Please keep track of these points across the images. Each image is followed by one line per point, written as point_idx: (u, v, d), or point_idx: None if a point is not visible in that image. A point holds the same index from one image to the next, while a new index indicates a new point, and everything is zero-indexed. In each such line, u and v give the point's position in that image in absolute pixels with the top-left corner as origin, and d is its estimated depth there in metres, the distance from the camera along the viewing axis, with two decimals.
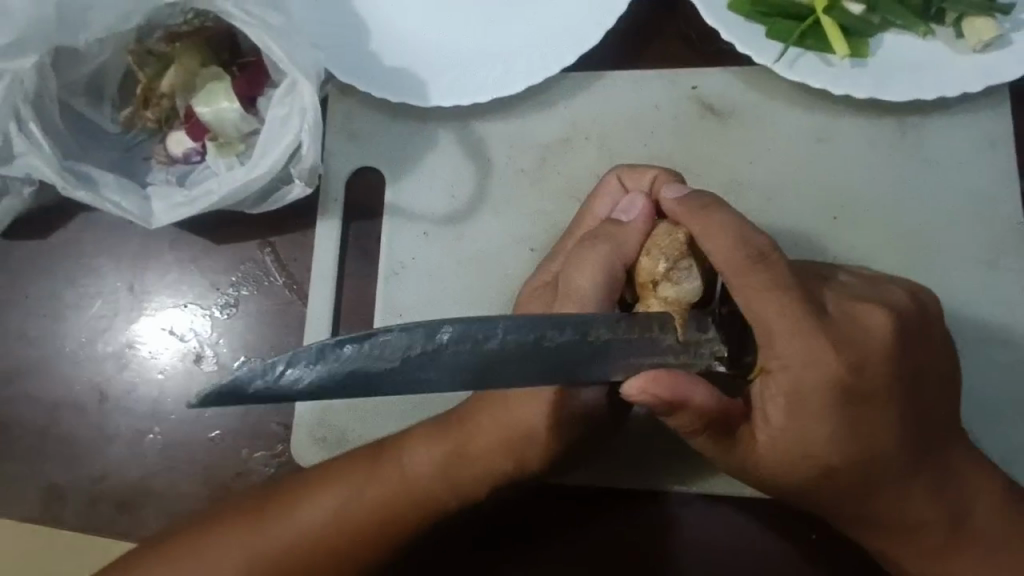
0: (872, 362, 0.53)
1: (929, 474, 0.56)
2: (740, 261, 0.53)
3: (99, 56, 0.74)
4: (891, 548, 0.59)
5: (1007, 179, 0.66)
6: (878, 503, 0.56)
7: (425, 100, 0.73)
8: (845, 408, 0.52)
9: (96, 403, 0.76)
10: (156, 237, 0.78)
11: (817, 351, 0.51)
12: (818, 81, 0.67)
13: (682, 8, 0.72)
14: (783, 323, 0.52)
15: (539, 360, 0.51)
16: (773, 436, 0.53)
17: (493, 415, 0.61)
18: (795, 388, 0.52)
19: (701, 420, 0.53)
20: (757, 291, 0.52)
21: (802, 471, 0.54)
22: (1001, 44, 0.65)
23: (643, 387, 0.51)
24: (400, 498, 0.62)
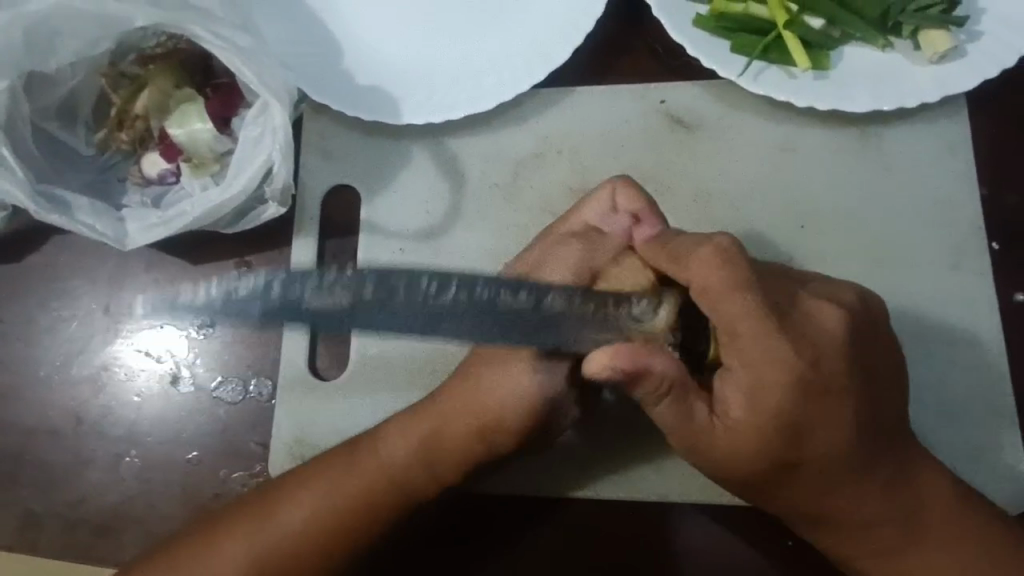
0: (829, 358, 0.55)
1: (883, 472, 0.58)
2: (710, 264, 0.54)
3: (71, 80, 0.75)
4: (848, 550, 0.60)
5: (967, 184, 0.68)
6: (834, 498, 0.58)
7: (397, 117, 0.74)
8: (802, 402, 0.54)
9: (72, 428, 0.75)
10: (132, 259, 0.78)
11: (775, 348, 0.53)
12: (782, 93, 0.68)
13: (648, 25, 0.74)
14: (742, 323, 0.53)
15: (481, 322, 0.58)
16: (733, 429, 0.55)
17: (469, 396, 0.63)
18: (755, 384, 0.54)
19: (667, 390, 0.55)
20: (720, 293, 0.53)
21: (761, 462, 0.56)
22: (956, 55, 0.67)
23: (604, 361, 0.54)
24: (377, 484, 0.62)
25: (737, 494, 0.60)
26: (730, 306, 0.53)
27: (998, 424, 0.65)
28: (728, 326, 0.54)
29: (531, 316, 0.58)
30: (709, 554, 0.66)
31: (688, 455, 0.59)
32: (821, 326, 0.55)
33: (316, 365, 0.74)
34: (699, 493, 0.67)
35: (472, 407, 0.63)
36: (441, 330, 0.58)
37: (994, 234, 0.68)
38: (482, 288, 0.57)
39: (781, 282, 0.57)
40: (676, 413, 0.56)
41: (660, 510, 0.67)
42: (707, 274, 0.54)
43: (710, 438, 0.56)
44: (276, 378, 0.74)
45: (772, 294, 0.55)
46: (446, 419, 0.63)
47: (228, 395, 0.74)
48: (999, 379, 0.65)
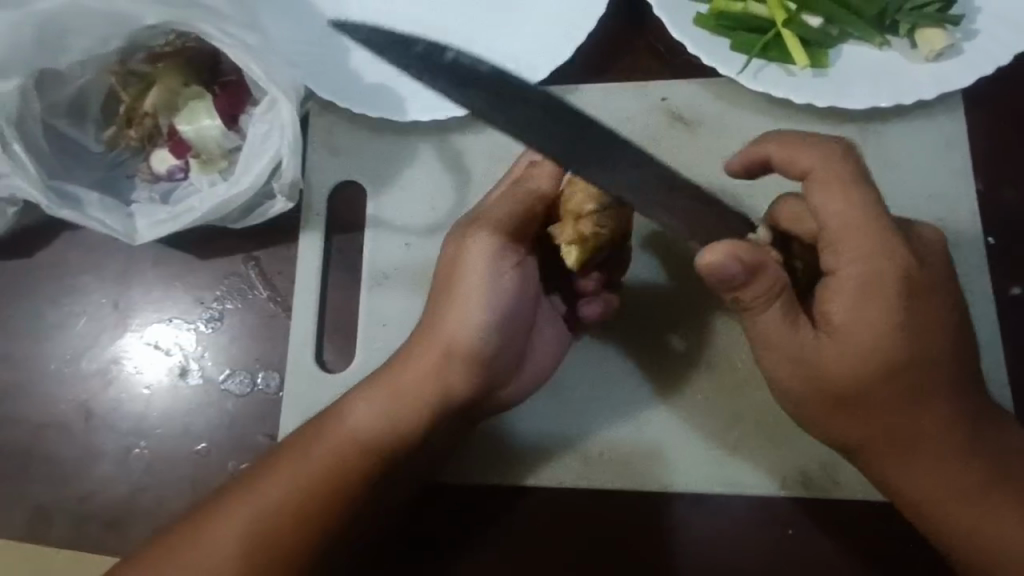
0: (932, 266, 0.57)
1: (972, 400, 0.57)
2: (831, 165, 0.56)
3: (81, 77, 0.77)
4: (935, 488, 0.57)
5: (963, 179, 0.69)
6: (925, 429, 0.56)
7: (403, 113, 0.75)
8: (908, 305, 0.55)
9: (82, 421, 0.76)
10: (141, 255, 0.79)
11: (885, 244, 0.54)
12: (781, 90, 0.69)
13: (649, 24, 0.75)
14: (857, 214, 0.54)
15: (517, 100, 0.59)
16: (839, 338, 0.55)
17: (422, 345, 0.63)
18: (862, 288, 0.55)
19: (776, 293, 0.55)
20: (838, 191, 0.55)
21: (859, 372, 0.55)
22: (952, 53, 0.68)
23: (726, 252, 0.54)
24: (348, 447, 0.63)
25: (825, 422, 0.59)
26: (840, 205, 0.55)
27: None
28: (838, 221, 0.55)
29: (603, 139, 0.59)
30: (710, 544, 0.67)
31: (790, 364, 0.57)
32: (926, 238, 0.58)
33: (323, 358, 0.76)
34: (700, 481, 0.68)
35: (426, 352, 0.62)
36: (482, 102, 0.58)
37: (990, 228, 0.69)
38: (534, 95, 0.59)
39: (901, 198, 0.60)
40: (783, 317, 0.56)
41: (662, 499, 0.68)
42: (822, 166, 0.56)
43: (812, 350, 0.56)
44: (283, 371, 0.75)
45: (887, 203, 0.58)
46: (405, 368, 0.63)
47: (236, 388, 0.75)
48: (996, 370, 0.66)
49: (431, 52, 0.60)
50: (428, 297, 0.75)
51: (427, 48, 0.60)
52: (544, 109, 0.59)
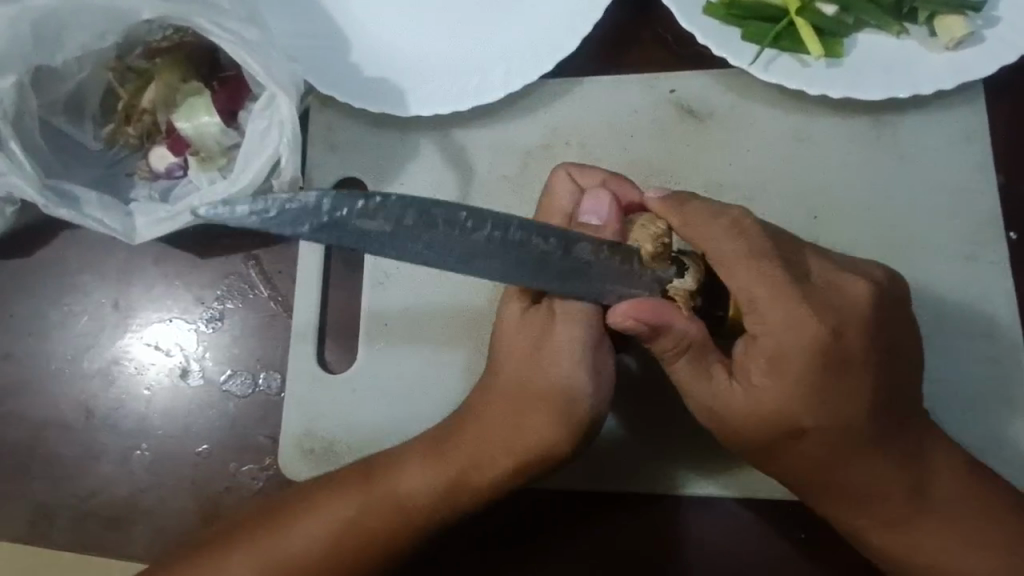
0: (854, 326, 0.54)
1: (901, 446, 0.57)
2: (720, 237, 0.56)
3: (77, 74, 0.75)
4: (866, 524, 0.58)
5: (983, 173, 0.67)
6: (850, 473, 0.56)
7: (405, 109, 0.73)
8: (825, 368, 0.54)
9: (84, 421, 0.75)
10: (141, 253, 0.78)
11: (795, 311, 0.53)
12: (794, 82, 0.67)
13: (658, 14, 0.73)
14: (760, 292, 0.54)
15: (465, 259, 0.55)
16: (756, 397, 0.54)
17: (499, 420, 0.61)
18: (776, 351, 0.54)
19: (685, 348, 0.56)
20: (737, 261, 0.55)
21: (779, 430, 0.55)
22: (973, 41, 0.66)
23: (628, 313, 0.54)
24: (396, 519, 0.61)
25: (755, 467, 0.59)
26: (743, 275, 0.55)
27: (1015, 415, 0.64)
28: (747, 296, 0.55)
29: (539, 248, 0.56)
30: (700, 545, 0.66)
31: (706, 414, 0.57)
32: (845, 295, 0.55)
33: (325, 359, 0.74)
34: (692, 482, 0.66)
35: (509, 442, 0.60)
36: (414, 251, 0.54)
37: (1012, 223, 0.66)
38: (479, 223, 0.55)
39: (807, 250, 0.57)
40: (694, 374, 0.56)
41: (654, 500, 0.66)
42: (709, 232, 0.56)
43: (728, 407, 0.56)
44: (285, 372, 0.74)
45: (797, 264, 0.56)
46: (476, 452, 0.61)
47: (238, 388, 0.74)
48: (1017, 370, 0.64)
49: (350, 214, 0.52)
50: (431, 294, 0.73)
51: (334, 200, 0.52)
52: (470, 222, 0.55)
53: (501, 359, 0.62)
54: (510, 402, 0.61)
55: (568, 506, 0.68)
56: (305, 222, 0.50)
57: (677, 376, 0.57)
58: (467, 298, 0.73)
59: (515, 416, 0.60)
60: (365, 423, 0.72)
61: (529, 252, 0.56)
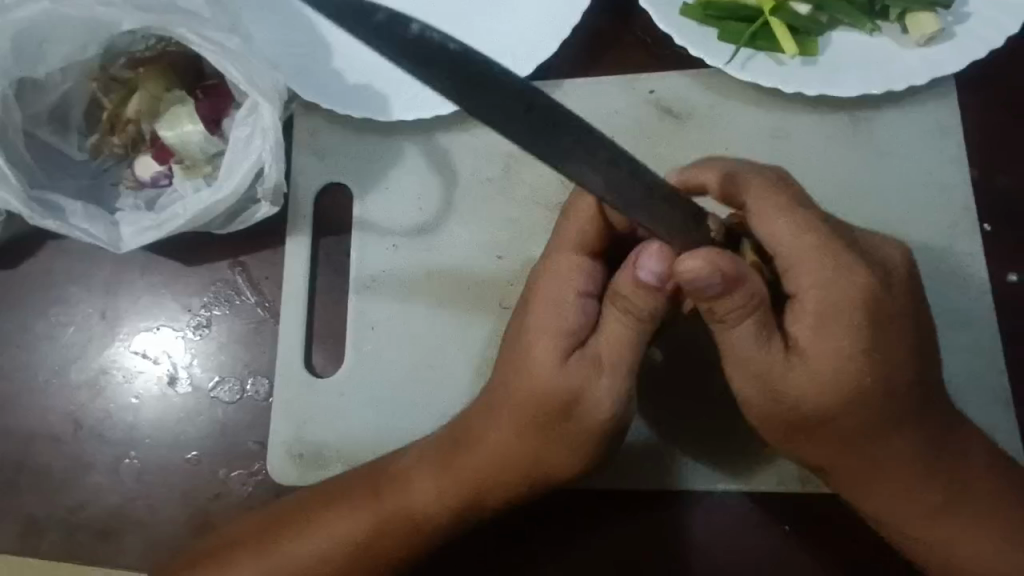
0: (895, 288, 0.56)
1: (937, 419, 0.58)
2: (767, 192, 0.56)
3: (61, 85, 0.76)
4: (897, 503, 0.58)
5: (957, 166, 0.68)
6: (891, 441, 0.56)
7: (388, 113, 0.74)
8: (871, 328, 0.53)
9: (72, 431, 0.76)
10: (127, 263, 0.78)
11: (842, 266, 0.54)
12: (770, 81, 0.68)
13: (636, 17, 0.74)
14: (802, 241, 0.55)
15: None
16: (807, 360, 0.54)
17: (509, 428, 0.60)
18: (827, 308, 0.54)
19: (751, 309, 0.52)
20: (783, 214, 0.55)
21: (832, 393, 0.54)
22: (943, 37, 0.67)
23: (705, 265, 0.49)
24: (401, 523, 0.62)
25: (796, 433, 0.57)
26: (787, 228, 0.55)
27: (994, 404, 0.65)
28: (789, 249, 0.55)
29: None
30: (713, 542, 0.66)
31: (754, 380, 0.55)
32: (884, 259, 0.57)
33: (313, 363, 0.75)
34: (712, 480, 0.67)
35: (515, 459, 0.60)
36: None
37: (986, 215, 0.67)
38: None
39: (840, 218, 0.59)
40: (751, 336, 0.53)
41: (666, 497, 0.67)
42: (755, 187, 0.57)
43: (782, 375, 0.54)
44: (273, 377, 0.74)
45: (839, 228, 0.57)
46: (485, 466, 0.61)
47: (226, 395, 0.75)
48: (994, 359, 0.65)
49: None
50: (419, 297, 0.74)
51: None
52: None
53: (513, 378, 0.59)
54: (523, 425, 0.59)
55: (577, 508, 0.68)
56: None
57: (727, 338, 0.54)
58: (454, 300, 0.73)
59: (524, 438, 0.59)
60: (353, 425, 0.72)
61: None
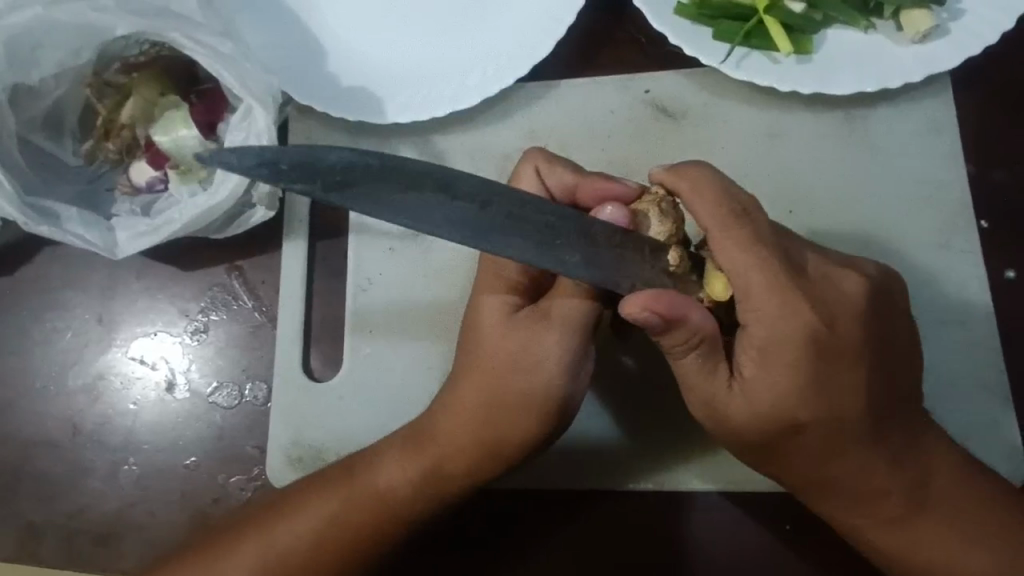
0: (846, 320, 0.55)
1: (896, 438, 0.58)
2: (723, 218, 0.53)
3: (55, 91, 0.75)
4: (861, 521, 0.58)
5: (952, 163, 0.68)
6: (844, 465, 0.57)
7: (382, 116, 0.73)
8: (816, 362, 0.53)
9: (70, 438, 0.75)
10: (123, 268, 0.78)
11: (790, 301, 0.53)
12: (765, 79, 0.68)
13: (631, 17, 0.74)
14: (757, 277, 0.53)
15: (480, 233, 0.51)
16: (750, 394, 0.54)
17: (473, 410, 0.60)
18: (768, 343, 0.53)
19: (697, 344, 0.53)
20: (734, 248, 0.53)
21: (775, 426, 0.54)
22: (938, 34, 0.67)
23: (645, 304, 0.50)
24: (374, 520, 0.61)
25: (747, 459, 0.59)
26: (736, 261, 0.53)
27: (991, 400, 0.65)
28: (740, 283, 0.53)
29: (556, 226, 0.53)
30: (710, 544, 0.66)
31: (705, 413, 0.56)
32: (839, 289, 0.56)
33: (310, 367, 0.75)
34: (698, 482, 0.67)
35: (481, 438, 0.60)
36: (423, 218, 0.50)
37: (982, 212, 0.68)
38: (495, 197, 0.52)
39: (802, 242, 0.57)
40: (698, 369, 0.54)
41: (660, 500, 0.67)
42: (709, 212, 0.54)
43: (724, 405, 0.55)
44: (270, 381, 0.74)
45: (796, 257, 0.56)
46: (450, 448, 0.61)
47: (224, 400, 0.74)
48: (991, 355, 0.65)
49: (361, 174, 0.50)
50: (417, 299, 0.74)
51: (349, 160, 0.49)
52: (487, 196, 0.52)
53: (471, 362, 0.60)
54: (481, 406, 0.60)
55: (574, 510, 0.68)
56: (318, 178, 0.49)
57: (680, 368, 0.55)
58: (451, 302, 0.73)
59: (482, 415, 0.60)
60: (351, 429, 0.72)
61: (549, 235, 0.52)
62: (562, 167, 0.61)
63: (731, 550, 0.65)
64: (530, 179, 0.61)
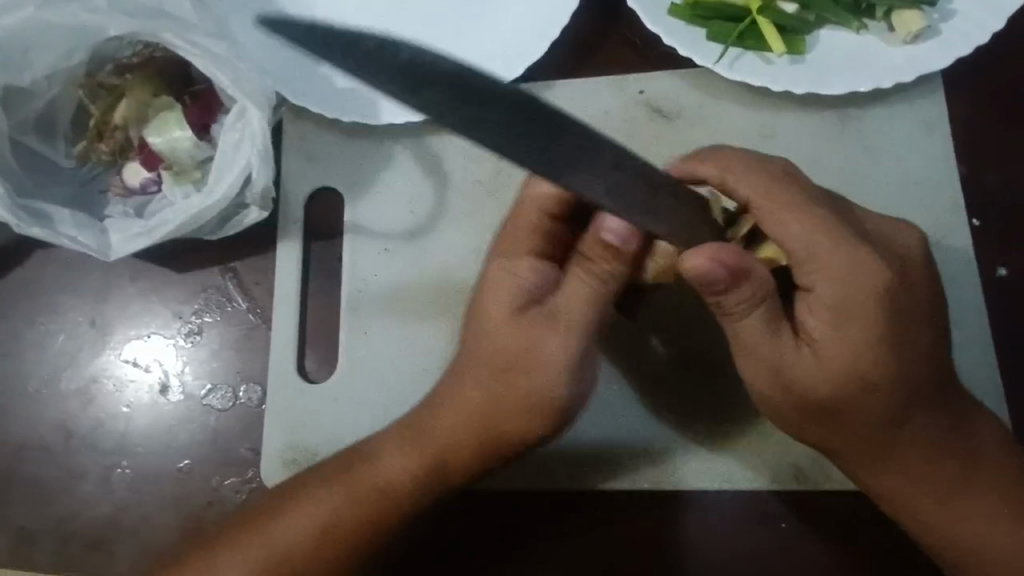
0: (911, 282, 0.56)
1: (952, 402, 0.58)
2: (773, 184, 0.56)
3: (47, 92, 0.75)
4: (912, 490, 0.58)
5: (945, 162, 0.68)
6: (907, 427, 0.57)
7: (378, 117, 0.73)
8: (889, 321, 0.54)
9: (62, 442, 0.75)
10: (116, 271, 0.78)
11: (862, 261, 0.53)
12: (757, 79, 0.68)
13: (625, 17, 0.74)
14: (823, 242, 0.53)
15: None
16: (821, 356, 0.54)
17: (473, 400, 0.60)
18: (837, 303, 0.53)
19: (759, 301, 0.53)
20: (795, 212, 0.54)
21: (840, 385, 0.54)
22: (929, 34, 0.67)
23: (711, 258, 0.51)
24: (388, 502, 0.62)
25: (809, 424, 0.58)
26: (798, 223, 0.54)
27: (985, 396, 0.65)
28: (807, 246, 0.53)
29: None
30: (711, 544, 0.66)
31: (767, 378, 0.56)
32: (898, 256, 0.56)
33: (305, 368, 0.75)
34: (705, 479, 0.66)
35: (483, 426, 0.60)
36: None
37: (974, 211, 0.68)
38: None
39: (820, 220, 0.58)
40: (760, 330, 0.54)
41: (657, 500, 0.67)
42: (755, 179, 0.56)
43: (785, 365, 0.55)
44: (265, 383, 0.74)
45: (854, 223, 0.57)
46: (453, 437, 0.61)
47: (218, 402, 0.74)
48: (984, 354, 0.66)
49: None
50: (414, 298, 0.74)
51: None
52: None
53: (479, 357, 0.60)
54: (483, 398, 0.60)
55: (574, 512, 0.68)
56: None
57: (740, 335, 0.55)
58: (445, 305, 0.73)
59: (489, 404, 0.59)
60: (346, 430, 0.72)
61: None
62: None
63: (733, 550, 0.65)
64: None
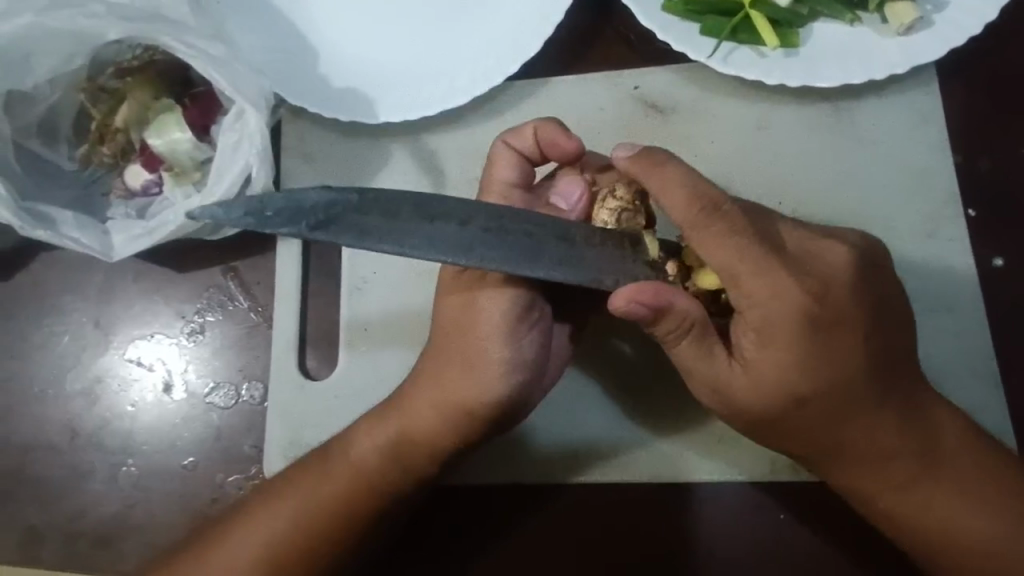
0: (835, 291, 0.55)
1: (898, 401, 0.58)
2: (696, 211, 0.53)
3: (49, 97, 0.76)
4: (865, 485, 0.58)
5: (940, 153, 0.69)
6: (851, 430, 0.57)
7: (374, 116, 0.74)
8: (814, 333, 0.54)
9: (68, 441, 0.76)
10: (119, 271, 0.79)
11: (779, 279, 0.53)
12: (751, 72, 0.69)
13: (619, 13, 0.74)
14: (740, 266, 0.53)
15: (467, 248, 0.52)
16: (750, 372, 0.55)
17: (433, 384, 0.62)
18: (763, 320, 0.53)
19: (687, 329, 0.54)
20: (717, 239, 0.53)
21: (776, 399, 0.55)
22: (922, 25, 0.67)
23: (629, 298, 0.52)
24: (354, 495, 0.63)
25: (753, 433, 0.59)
26: (724, 246, 0.53)
27: (981, 386, 0.65)
28: (727, 268, 0.53)
29: (536, 234, 0.54)
30: (710, 533, 0.66)
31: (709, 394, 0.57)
32: (825, 262, 0.56)
33: (306, 366, 0.75)
34: (703, 469, 0.67)
35: (440, 407, 0.61)
36: (409, 242, 0.51)
37: (970, 201, 0.68)
38: (475, 211, 0.53)
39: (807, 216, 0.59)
40: (696, 354, 0.55)
41: (658, 490, 0.67)
42: (684, 205, 0.54)
43: (727, 382, 0.56)
44: (267, 381, 0.75)
45: (775, 238, 0.56)
46: (416, 420, 0.63)
47: (221, 400, 0.75)
48: (981, 344, 0.66)
49: (346, 212, 0.50)
50: (412, 295, 0.74)
51: (329, 199, 0.50)
52: (466, 212, 0.52)
53: (440, 343, 0.62)
54: (441, 381, 0.62)
55: (577, 502, 0.68)
56: (302, 219, 0.49)
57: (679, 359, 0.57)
58: None
59: (444, 398, 0.61)
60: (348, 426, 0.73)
61: (526, 239, 0.53)
62: (523, 128, 0.62)
63: (733, 538, 0.66)
64: (507, 158, 0.62)
